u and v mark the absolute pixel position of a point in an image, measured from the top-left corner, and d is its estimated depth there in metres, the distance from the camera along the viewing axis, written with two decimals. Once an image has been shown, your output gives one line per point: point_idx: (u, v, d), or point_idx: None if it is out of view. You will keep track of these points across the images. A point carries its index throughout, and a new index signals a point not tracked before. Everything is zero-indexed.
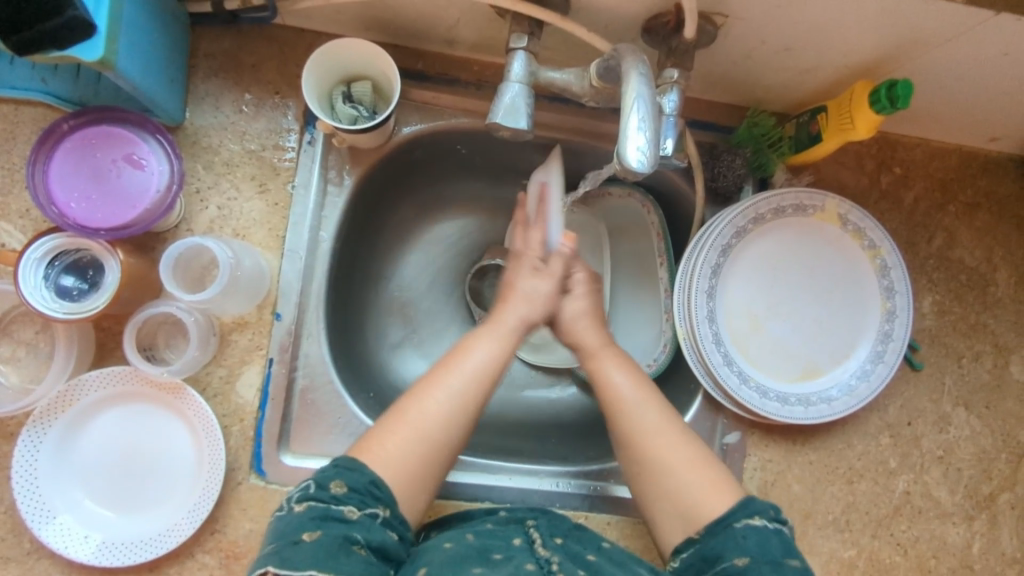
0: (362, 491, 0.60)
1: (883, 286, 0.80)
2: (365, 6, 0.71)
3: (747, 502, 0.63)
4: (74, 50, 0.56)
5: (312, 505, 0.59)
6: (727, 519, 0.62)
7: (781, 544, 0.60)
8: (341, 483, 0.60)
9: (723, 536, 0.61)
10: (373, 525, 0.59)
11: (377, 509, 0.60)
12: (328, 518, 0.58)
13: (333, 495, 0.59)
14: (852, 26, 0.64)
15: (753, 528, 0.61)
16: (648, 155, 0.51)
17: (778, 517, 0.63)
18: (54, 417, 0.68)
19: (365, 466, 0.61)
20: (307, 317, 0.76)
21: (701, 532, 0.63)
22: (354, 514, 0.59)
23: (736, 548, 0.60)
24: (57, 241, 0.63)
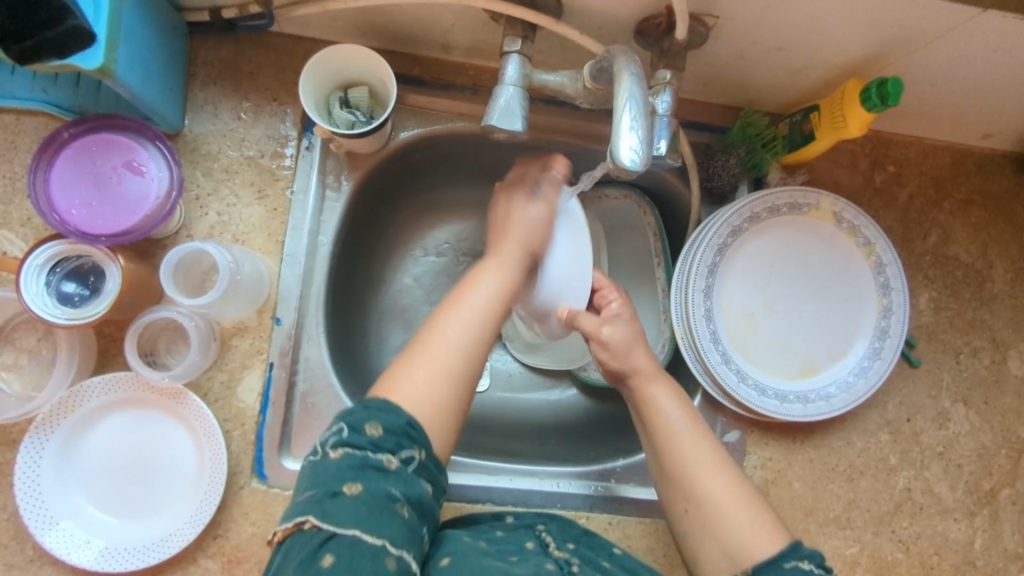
0: (400, 434, 0.58)
1: (879, 283, 0.81)
2: (361, 13, 0.72)
3: (794, 548, 0.61)
4: (74, 59, 0.57)
5: (349, 451, 0.56)
6: (776, 560, 0.61)
7: None
8: (377, 427, 0.57)
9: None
10: (408, 475, 0.57)
11: (414, 453, 0.58)
12: (365, 468, 0.56)
13: (370, 440, 0.57)
14: (842, 25, 0.65)
15: (802, 572, 0.60)
16: (641, 154, 0.52)
17: (825, 565, 0.61)
18: (57, 423, 0.68)
19: (400, 409, 0.59)
20: (307, 321, 0.76)
21: (747, 572, 0.61)
22: (392, 463, 0.57)
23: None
24: (58, 248, 0.64)
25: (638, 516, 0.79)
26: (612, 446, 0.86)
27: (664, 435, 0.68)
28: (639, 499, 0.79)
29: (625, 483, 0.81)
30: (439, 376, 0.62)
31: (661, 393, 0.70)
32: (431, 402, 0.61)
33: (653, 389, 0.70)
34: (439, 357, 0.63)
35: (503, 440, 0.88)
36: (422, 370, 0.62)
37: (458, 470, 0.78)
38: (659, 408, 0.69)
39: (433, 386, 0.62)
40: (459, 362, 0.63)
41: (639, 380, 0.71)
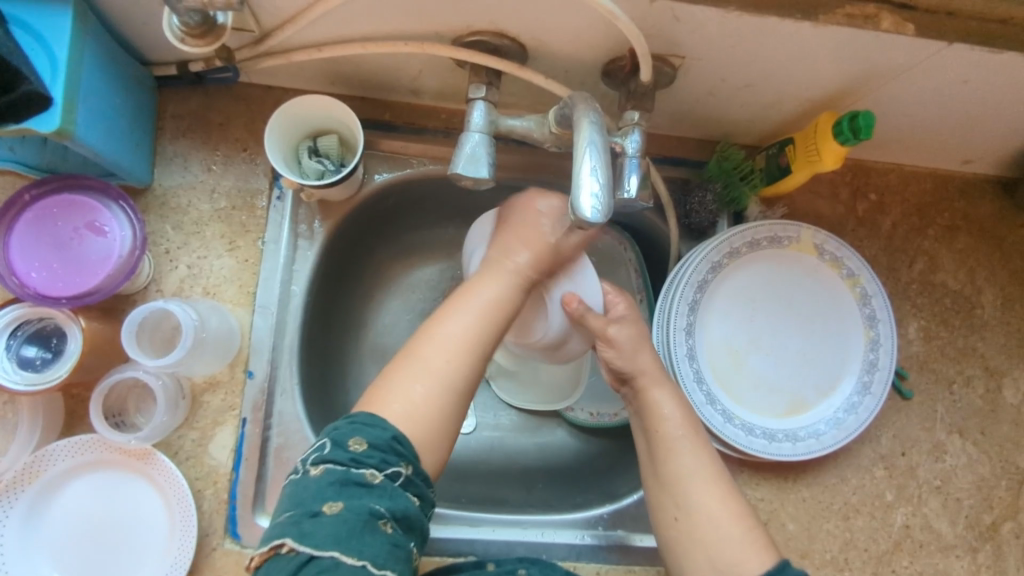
0: (385, 449, 0.54)
1: (865, 315, 0.79)
2: (327, 63, 0.71)
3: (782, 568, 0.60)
4: (30, 122, 0.56)
5: (330, 468, 0.53)
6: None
7: None
8: (361, 441, 0.54)
9: None
10: (394, 489, 0.54)
11: (399, 468, 0.55)
12: (349, 485, 0.52)
13: (353, 455, 0.53)
14: (809, 62, 0.64)
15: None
16: (602, 203, 0.50)
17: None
18: (21, 490, 0.66)
19: (387, 423, 0.56)
20: (280, 373, 0.74)
21: None
22: (376, 478, 0.53)
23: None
24: (19, 311, 0.64)
25: (628, 565, 0.76)
26: (600, 491, 0.83)
27: (660, 441, 0.67)
28: (629, 546, 0.77)
29: (617, 530, 0.78)
30: (437, 389, 0.59)
31: (654, 398, 0.69)
32: (427, 423, 0.58)
33: (657, 394, 0.69)
34: (433, 367, 0.59)
35: (489, 487, 0.86)
36: (417, 382, 0.58)
37: (439, 522, 0.76)
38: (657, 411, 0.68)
39: (427, 401, 0.58)
40: (457, 375, 0.60)
41: (644, 382, 0.70)
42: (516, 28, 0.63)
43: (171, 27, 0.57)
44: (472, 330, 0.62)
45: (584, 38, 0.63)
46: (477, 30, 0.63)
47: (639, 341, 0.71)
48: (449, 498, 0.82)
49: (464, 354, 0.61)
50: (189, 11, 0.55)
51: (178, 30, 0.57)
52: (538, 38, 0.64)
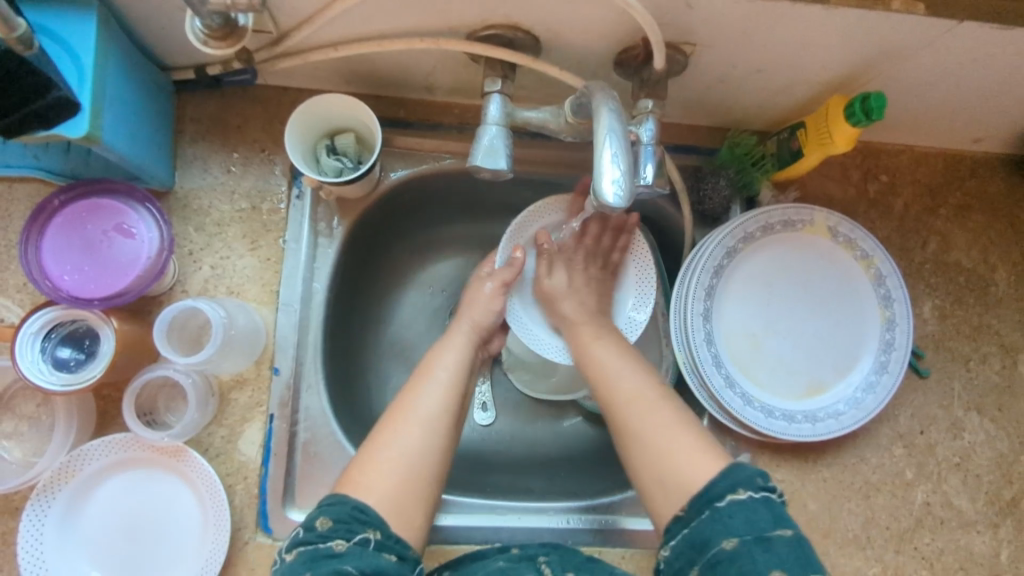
0: (349, 520, 0.59)
1: (880, 296, 0.80)
2: (343, 62, 0.72)
3: (727, 474, 0.59)
4: (60, 128, 0.58)
5: (301, 550, 0.57)
6: (711, 493, 0.59)
7: (770, 514, 0.57)
8: (326, 519, 0.59)
9: (711, 517, 0.58)
10: (365, 553, 0.57)
11: (367, 533, 0.59)
12: (319, 558, 0.56)
13: (320, 533, 0.58)
14: (819, 45, 0.65)
15: (737, 503, 0.57)
16: (623, 189, 0.51)
17: (765, 484, 0.59)
18: (59, 489, 0.67)
19: (348, 498, 0.61)
20: (305, 368, 0.76)
21: (686, 510, 0.60)
22: (343, 547, 0.57)
23: (724, 530, 0.56)
24: (53, 314, 0.65)
25: (651, 549, 0.77)
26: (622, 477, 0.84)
27: (614, 405, 0.68)
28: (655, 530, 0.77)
29: (639, 514, 0.79)
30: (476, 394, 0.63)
31: (595, 351, 0.73)
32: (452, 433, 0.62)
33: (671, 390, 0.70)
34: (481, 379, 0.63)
35: (511, 476, 0.87)
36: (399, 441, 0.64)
37: (464, 512, 0.77)
38: (605, 368, 0.71)
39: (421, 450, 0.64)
40: (438, 432, 0.66)
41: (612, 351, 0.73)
42: (530, 20, 0.64)
43: (194, 30, 0.59)
44: (444, 400, 0.68)
45: (598, 29, 0.64)
46: (492, 24, 0.64)
47: (582, 319, 0.77)
48: (472, 488, 0.83)
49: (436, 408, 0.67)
50: (212, 13, 0.56)
51: (201, 32, 0.58)
52: (552, 30, 0.65)
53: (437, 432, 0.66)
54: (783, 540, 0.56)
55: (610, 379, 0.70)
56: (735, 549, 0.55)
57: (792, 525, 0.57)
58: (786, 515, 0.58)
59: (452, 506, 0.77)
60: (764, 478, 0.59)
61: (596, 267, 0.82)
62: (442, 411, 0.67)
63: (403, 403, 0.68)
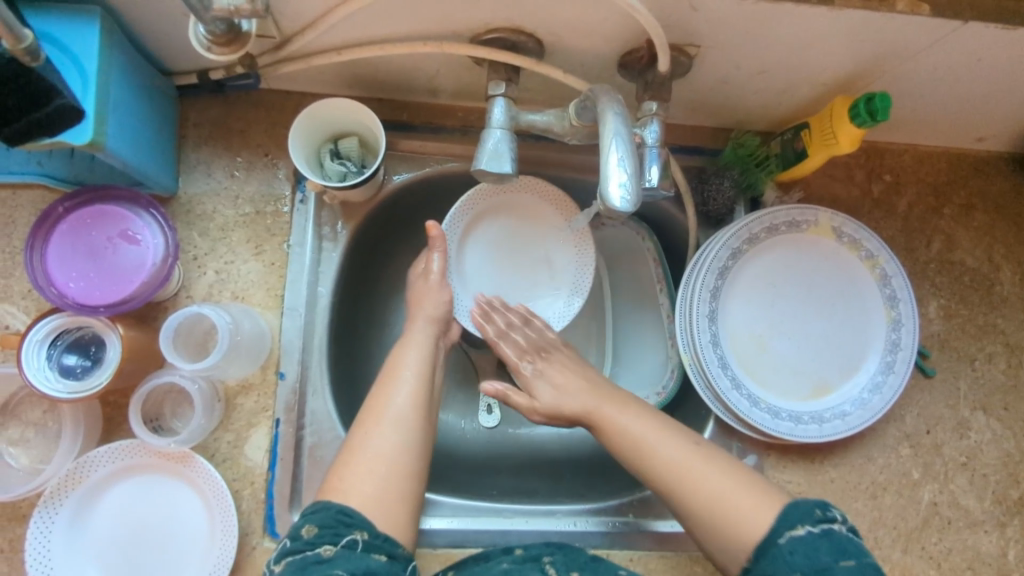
0: (334, 524, 0.60)
1: (885, 296, 0.80)
2: (346, 66, 0.72)
3: (786, 514, 0.61)
4: (64, 135, 0.57)
5: (289, 560, 0.58)
6: (771, 537, 0.60)
7: (830, 546, 0.58)
8: (312, 527, 0.60)
9: (772, 556, 0.59)
10: (353, 555, 0.58)
11: (354, 535, 0.59)
12: (308, 565, 0.57)
13: (307, 541, 0.59)
14: (824, 46, 0.65)
15: (798, 540, 0.59)
16: (630, 193, 0.51)
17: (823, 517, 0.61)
18: (66, 496, 0.67)
19: (330, 503, 0.61)
20: (311, 373, 0.76)
21: (751, 556, 0.61)
22: (331, 551, 0.58)
23: (788, 567, 0.58)
24: (57, 321, 0.65)
25: (659, 551, 0.77)
26: (628, 479, 0.84)
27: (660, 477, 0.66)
28: (661, 532, 0.77)
29: (645, 517, 0.78)
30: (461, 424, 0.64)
31: (628, 417, 0.70)
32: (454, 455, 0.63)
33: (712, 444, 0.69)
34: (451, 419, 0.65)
35: (517, 479, 0.87)
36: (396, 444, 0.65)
37: (471, 515, 0.77)
38: (636, 438, 0.68)
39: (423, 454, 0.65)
40: (414, 430, 0.67)
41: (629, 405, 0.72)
42: (533, 23, 0.63)
43: (197, 36, 0.59)
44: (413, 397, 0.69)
45: (602, 31, 0.64)
46: (496, 28, 0.64)
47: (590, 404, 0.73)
48: (478, 491, 0.83)
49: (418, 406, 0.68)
50: (216, 20, 0.56)
51: (205, 39, 0.58)
52: (556, 33, 0.65)
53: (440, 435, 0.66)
54: (847, 569, 0.57)
55: (644, 445, 0.68)
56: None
57: (855, 553, 0.58)
58: (848, 546, 0.59)
59: (458, 510, 0.77)
60: (823, 508, 0.61)
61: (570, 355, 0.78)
62: (414, 409, 0.68)
63: (376, 402, 0.68)
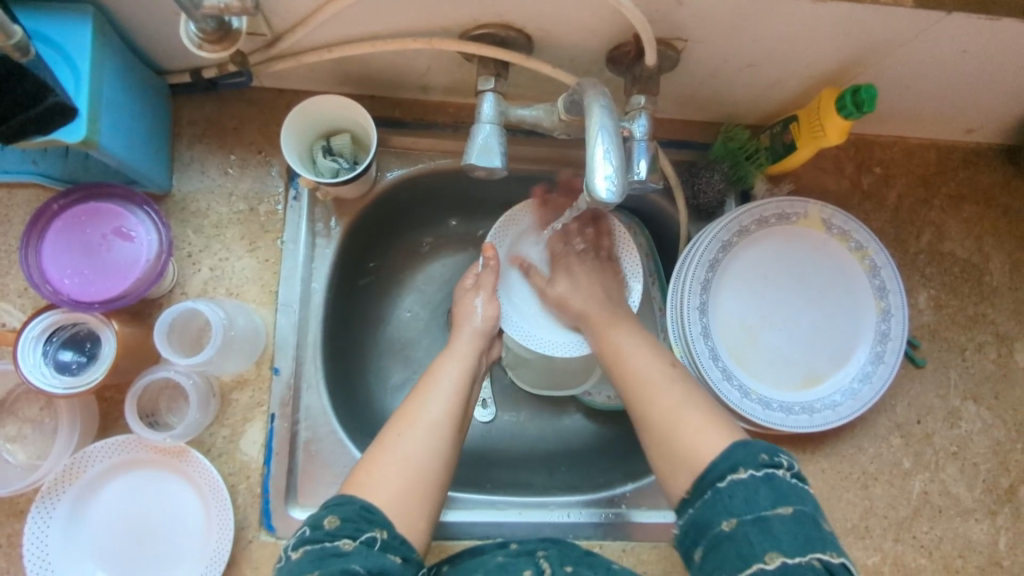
0: (356, 519, 0.60)
1: (875, 287, 0.80)
2: (337, 63, 0.73)
3: (730, 454, 0.61)
4: (58, 134, 0.58)
5: (308, 548, 0.58)
6: (712, 475, 0.60)
7: (770, 492, 0.58)
8: (334, 518, 0.60)
9: (710, 499, 0.60)
10: (371, 552, 0.58)
11: (374, 533, 0.60)
12: (325, 556, 0.57)
13: (328, 531, 0.59)
14: (809, 39, 0.65)
15: (738, 484, 0.59)
16: (616, 184, 0.52)
17: (769, 462, 0.60)
18: (63, 491, 0.68)
19: (354, 497, 0.62)
20: (305, 368, 0.77)
21: (691, 491, 0.62)
22: (350, 545, 0.58)
23: (724, 510, 0.58)
24: (53, 318, 0.66)
25: (651, 541, 0.77)
26: (622, 471, 0.85)
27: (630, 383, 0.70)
28: (652, 522, 0.78)
29: (636, 508, 0.79)
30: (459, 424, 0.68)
31: (617, 334, 0.74)
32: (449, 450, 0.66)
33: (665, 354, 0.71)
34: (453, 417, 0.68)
35: (512, 471, 0.87)
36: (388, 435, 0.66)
37: (466, 507, 0.78)
38: (618, 347, 0.73)
39: (417, 447, 0.65)
40: (444, 439, 0.67)
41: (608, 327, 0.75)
42: (522, 19, 0.64)
43: (188, 34, 0.59)
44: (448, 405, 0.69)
45: (589, 26, 0.64)
46: (484, 23, 0.65)
47: (592, 306, 0.77)
48: (473, 483, 0.83)
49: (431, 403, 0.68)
50: (206, 18, 0.57)
51: (196, 36, 0.59)
52: (544, 28, 0.65)
53: (433, 427, 0.67)
54: (783, 518, 0.57)
55: (621, 356, 0.72)
56: (732, 530, 0.57)
57: (796, 502, 0.58)
58: (792, 494, 0.58)
59: (454, 502, 0.78)
60: (770, 454, 0.60)
61: (593, 260, 0.82)
62: (447, 417, 0.68)
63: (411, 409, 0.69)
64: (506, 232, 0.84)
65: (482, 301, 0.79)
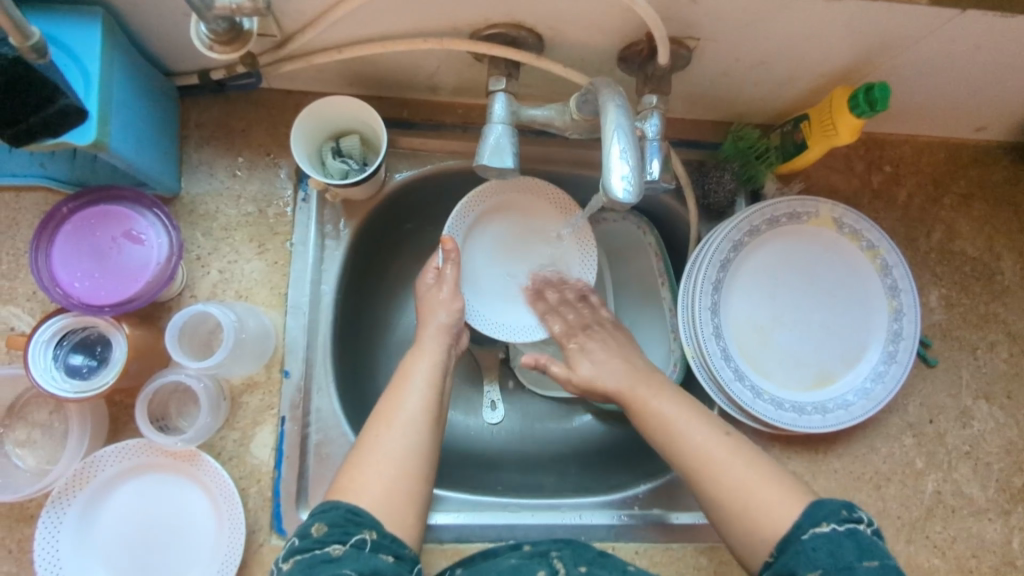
0: (343, 523, 0.60)
1: (887, 286, 0.80)
2: (346, 64, 0.73)
3: (812, 512, 0.59)
4: (68, 136, 0.58)
5: (298, 558, 0.58)
6: (794, 533, 0.59)
7: (854, 545, 0.56)
8: (322, 525, 0.60)
9: (792, 551, 0.58)
10: (361, 555, 0.57)
11: (363, 535, 0.59)
12: (315, 563, 0.57)
13: (317, 539, 0.59)
14: (822, 37, 0.65)
15: (822, 537, 0.57)
16: (632, 184, 0.51)
17: (851, 516, 0.59)
18: (73, 495, 0.68)
19: (340, 502, 0.61)
20: (315, 371, 0.76)
21: (774, 552, 0.60)
22: (339, 550, 0.58)
23: (808, 563, 0.56)
24: (64, 322, 0.65)
25: (664, 543, 0.77)
26: (633, 472, 0.84)
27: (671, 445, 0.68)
28: (663, 524, 0.78)
29: (649, 509, 0.79)
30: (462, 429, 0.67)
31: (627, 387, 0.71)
32: None
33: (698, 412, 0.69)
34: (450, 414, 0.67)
35: (521, 473, 0.87)
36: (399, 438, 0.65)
37: (478, 510, 0.77)
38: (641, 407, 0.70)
39: None
40: (424, 430, 0.67)
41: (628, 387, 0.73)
42: (533, 19, 0.64)
43: (199, 35, 0.59)
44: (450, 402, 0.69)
45: (601, 25, 0.64)
46: (495, 23, 0.65)
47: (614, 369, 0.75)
48: (484, 486, 0.83)
49: None
50: (217, 18, 0.56)
51: (207, 37, 0.59)
52: (555, 28, 0.65)
53: None
54: (869, 569, 0.55)
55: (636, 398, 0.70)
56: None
57: (880, 556, 0.56)
58: (875, 547, 0.57)
59: (464, 505, 0.78)
60: (849, 510, 0.59)
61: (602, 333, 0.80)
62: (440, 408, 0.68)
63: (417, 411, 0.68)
64: (468, 214, 0.82)
65: (447, 294, 0.78)
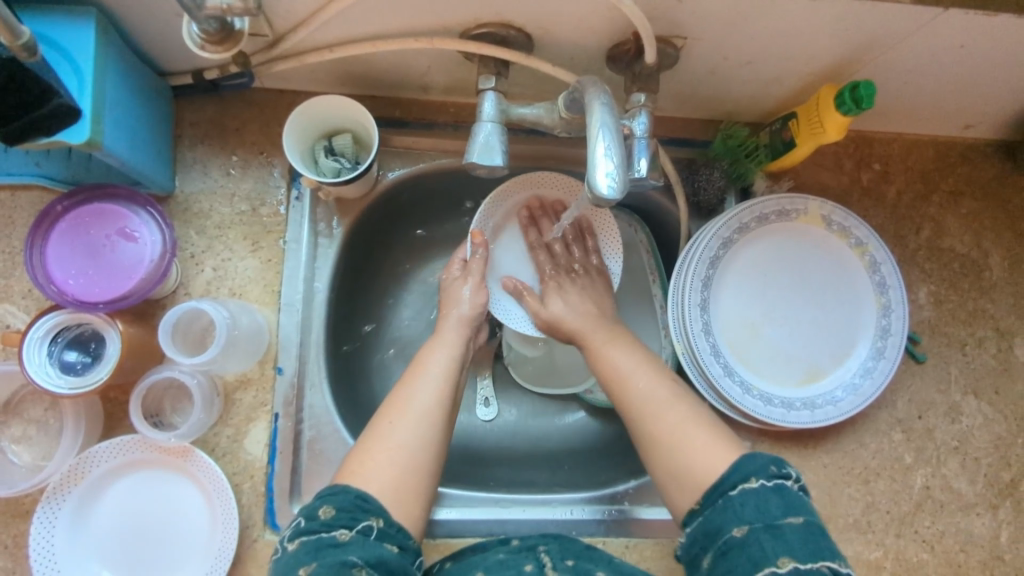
0: (351, 508, 0.60)
1: (875, 283, 0.81)
2: (338, 63, 0.73)
3: (739, 467, 0.61)
4: (62, 135, 0.58)
5: (304, 539, 0.58)
6: (722, 486, 0.60)
7: (781, 502, 0.58)
8: (329, 508, 0.60)
9: (720, 507, 0.60)
10: (367, 542, 0.59)
11: (370, 522, 0.60)
12: (322, 547, 0.57)
13: (324, 522, 0.59)
14: (807, 36, 0.66)
15: (749, 493, 0.59)
16: (617, 180, 0.52)
17: (777, 472, 0.60)
18: (68, 491, 0.68)
19: (349, 487, 0.62)
20: (309, 367, 0.77)
21: (701, 502, 0.62)
22: (346, 536, 0.58)
23: (736, 518, 0.58)
24: (58, 318, 0.66)
25: (654, 538, 0.78)
26: (625, 468, 0.85)
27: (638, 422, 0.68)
28: (654, 519, 0.78)
29: (638, 504, 0.80)
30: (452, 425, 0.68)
31: (613, 378, 0.72)
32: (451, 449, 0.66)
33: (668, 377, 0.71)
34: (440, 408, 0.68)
35: (513, 469, 0.88)
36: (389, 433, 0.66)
37: (470, 505, 0.78)
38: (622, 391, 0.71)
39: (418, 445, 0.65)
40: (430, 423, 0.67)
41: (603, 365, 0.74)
42: (522, 18, 0.65)
43: (190, 35, 0.60)
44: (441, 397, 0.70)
45: (589, 25, 0.65)
46: (485, 22, 0.65)
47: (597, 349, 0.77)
48: (476, 482, 0.83)
49: (432, 403, 0.68)
50: (208, 18, 0.57)
51: (198, 37, 0.59)
52: (544, 27, 0.66)
53: (435, 425, 0.67)
54: (794, 527, 0.57)
55: (628, 386, 0.70)
56: (744, 537, 0.57)
57: (805, 513, 0.58)
58: (799, 503, 0.59)
59: (457, 500, 0.78)
60: (778, 465, 0.61)
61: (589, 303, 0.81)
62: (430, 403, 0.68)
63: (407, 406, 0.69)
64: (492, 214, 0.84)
65: (470, 287, 0.80)
